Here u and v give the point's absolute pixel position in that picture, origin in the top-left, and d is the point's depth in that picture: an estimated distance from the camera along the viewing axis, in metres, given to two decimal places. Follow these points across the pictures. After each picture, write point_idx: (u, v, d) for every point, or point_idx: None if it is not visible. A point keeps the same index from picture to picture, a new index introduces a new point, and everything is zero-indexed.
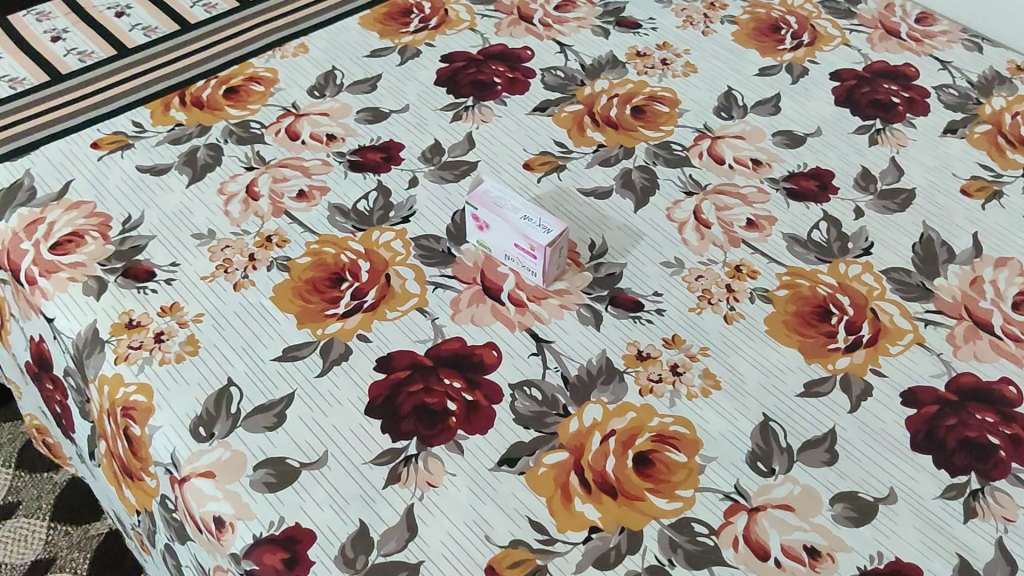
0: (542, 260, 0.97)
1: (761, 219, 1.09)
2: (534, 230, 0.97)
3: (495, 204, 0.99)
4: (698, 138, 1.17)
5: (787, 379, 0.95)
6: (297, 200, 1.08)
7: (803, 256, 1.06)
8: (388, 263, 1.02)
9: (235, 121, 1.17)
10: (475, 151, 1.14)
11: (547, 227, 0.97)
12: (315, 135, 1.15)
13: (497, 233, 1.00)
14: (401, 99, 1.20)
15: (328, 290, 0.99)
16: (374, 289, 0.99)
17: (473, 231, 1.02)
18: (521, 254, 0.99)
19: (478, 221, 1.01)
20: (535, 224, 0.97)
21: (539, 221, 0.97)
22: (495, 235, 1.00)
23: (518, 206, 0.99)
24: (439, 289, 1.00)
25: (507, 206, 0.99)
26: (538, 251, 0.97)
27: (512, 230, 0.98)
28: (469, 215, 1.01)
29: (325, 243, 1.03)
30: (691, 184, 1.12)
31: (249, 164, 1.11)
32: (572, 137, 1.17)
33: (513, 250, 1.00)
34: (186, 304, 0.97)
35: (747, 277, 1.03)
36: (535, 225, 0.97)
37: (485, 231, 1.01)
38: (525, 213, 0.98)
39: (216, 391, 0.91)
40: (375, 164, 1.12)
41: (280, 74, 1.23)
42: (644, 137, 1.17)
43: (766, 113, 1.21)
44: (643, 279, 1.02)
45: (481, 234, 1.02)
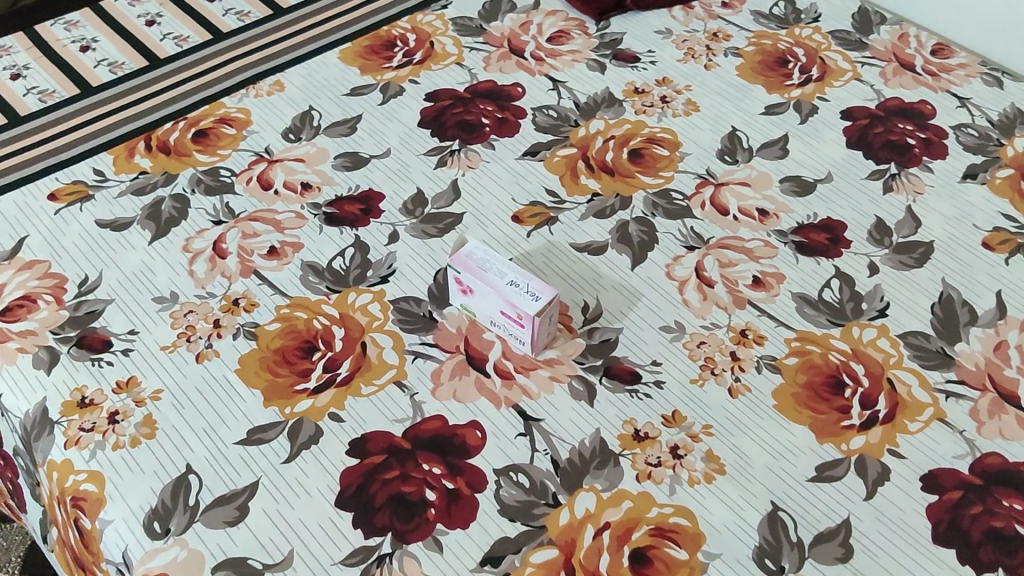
0: (530, 330, 0.90)
1: (768, 277, 1.01)
2: (521, 298, 0.89)
3: (480, 267, 0.91)
4: (700, 185, 1.09)
5: (797, 461, 0.87)
6: (267, 257, 1.00)
7: (814, 318, 0.98)
8: (364, 330, 0.94)
9: (204, 169, 1.09)
10: (460, 201, 1.06)
11: (537, 295, 0.89)
12: (289, 184, 1.07)
13: (482, 299, 0.92)
14: (382, 143, 1.13)
15: (298, 361, 0.91)
16: (348, 359, 0.92)
17: (457, 294, 0.94)
18: (508, 322, 0.91)
19: (461, 284, 0.93)
20: (523, 290, 0.89)
21: (528, 288, 0.89)
22: (480, 300, 0.92)
23: (505, 270, 0.91)
24: (419, 360, 0.92)
25: (493, 270, 0.91)
26: (526, 321, 0.89)
27: (498, 297, 0.90)
28: (452, 277, 0.94)
29: (297, 307, 0.96)
30: (692, 237, 1.04)
31: (218, 217, 1.04)
32: (565, 184, 1.09)
33: (499, 317, 0.92)
34: (144, 378, 0.90)
35: (754, 344, 0.95)
36: (523, 292, 0.89)
37: (469, 295, 0.93)
38: (513, 278, 0.90)
39: (174, 480, 0.83)
40: (353, 217, 1.04)
41: (254, 115, 1.15)
42: (642, 184, 1.09)
43: (772, 156, 1.13)
44: (641, 346, 0.95)
45: (465, 298, 0.94)
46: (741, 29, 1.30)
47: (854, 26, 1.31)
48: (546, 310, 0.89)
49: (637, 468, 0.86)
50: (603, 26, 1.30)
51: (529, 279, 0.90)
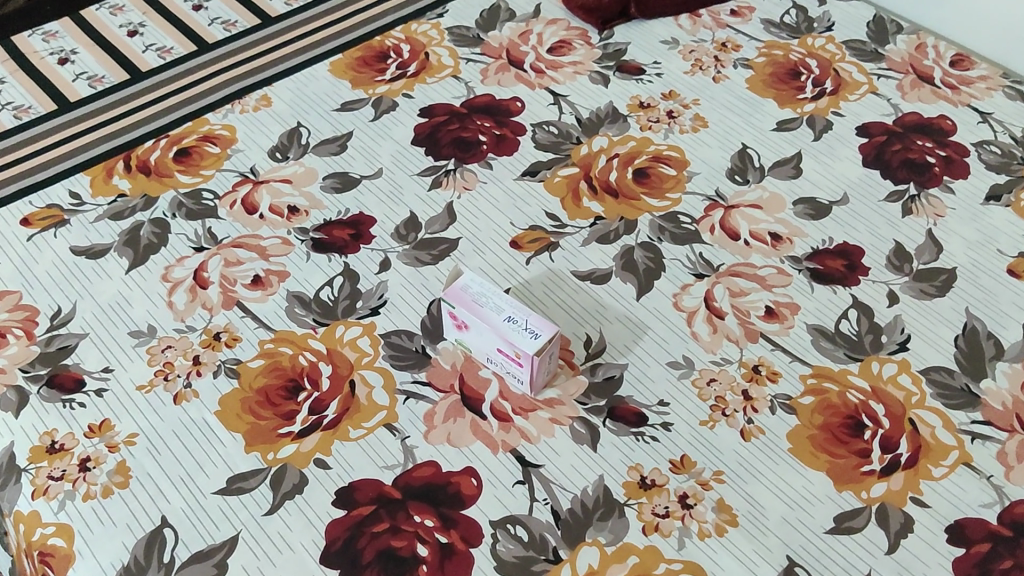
0: (530, 370, 0.84)
1: (782, 308, 0.95)
2: (520, 335, 0.83)
3: (475, 302, 0.85)
4: (709, 208, 1.04)
5: (813, 512, 0.81)
6: (251, 287, 0.94)
7: (830, 353, 0.92)
8: (353, 367, 0.88)
9: (185, 190, 1.03)
10: (456, 226, 1.01)
11: (536, 332, 0.83)
12: (274, 207, 1.02)
13: (478, 335, 0.86)
14: (373, 163, 1.07)
15: (283, 402, 0.86)
16: (336, 400, 0.86)
17: (451, 328, 0.89)
18: (505, 360, 0.86)
19: (456, 320, 0.87)
20: (521, 327, 0.84)
21: (526, 325, 0.84)
22: (476, 336, 0.87)
23: (502, 304, 0.85)
24: (411, 400, 0.87)
25: (489, 305, 0.85)
26: (525, 360, 0.84)
27: (494, 334, 0.84)
28: (445, 311, 0.88)
29: (282, 342, 0.90)
30: (701, 264, 0.98)
31: (199, 243, 0.98)
32: (566, 207, 1.03)
33: (496, 354, 0.86)
34: (118, 421, 0.85)
35: (767, 381, 0.90)
36: (521, 329, 0.84)
37: (464, 331, 0.87)
38: (510, 314, 0.84)
39: (148, 534, 0.78)
40: (342, 243, 0.98)
41: (239, 132, 1.10)
42: (648, 207, 1.03)
43: (785, 175, 1.07)
44: (647, 384, 0.89)
45: (460, 333, 0.88)
46: (751, 39, 1.24)
47: (869, 36, 1.25)
48: (546, 348, 0.83)
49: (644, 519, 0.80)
50: (606, 36, 1.24)
51: (528, 315, 0.84)
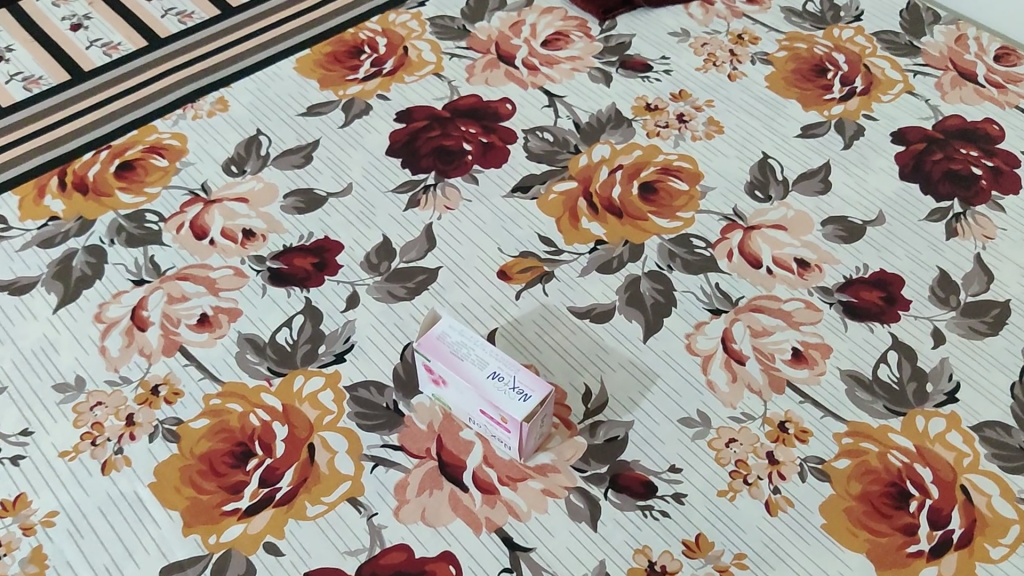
0: (517, 435, 0.72)
1: (811, 350, 0.82)
2: (507, 397, 0.71)
3: (454, 355, 0.73)
4: (726, 229, 0.90)
5: None
6: (196, 329, 0.82)
7: (867, 405, 0.79)
8: (312, 428, 0.76)
9: (126, 212, 0.90)
10: (436, 253, 0.88)
11: (524, 391, 0.71)
12: (227, 231, 0.89)
13: (458, 393, 0.74)
14: (342, 177, 0.94)
15: (228, 472, 0.73)
16: (291, 468, 0.74)
17: (426, 382, 0.76)
18: (490, 422, 0.73)
19: (432, 373, 0.75)
20: (508, 386, 0.71)
21: (513, 383, 0.71)
22: (455, 394, 0.74)
23: (486, 357, 0.72)
24: (379, 468, 0.74)
25: (470, 358, 0.73)
26: (512, 425, 0.71)
27: (476, 394, 0.72)
28: (420, 363, 0.75)
29: (231, 397, 0.77)
30: (717, 297, 0.85)
31: (139, 275, 0.85)
32: (562, 229, 0.90)
33: (479, 416, 0.74)
34: (36, 497, 0.72)
35: (795, 441, 0.77)
36: (508, 387, 0.71)
37: (442, 387, 0.75)
38: (495, 369, 0.72)
39: None
40: (303, 275, 0.86)
41: (191, 142, 0.97)
42: (655, 228, 0.90)
43: (811, 190, 0.94)
44: (656, 445, 0.76)
45: (437, 388, 0.75)
46: (770, 30, 1.10)
47: (903, 27, 1.11)
48: (536, 412, 0.70)
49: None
50: (608, 27, 1.11)
51: (516, 371, 0.72)
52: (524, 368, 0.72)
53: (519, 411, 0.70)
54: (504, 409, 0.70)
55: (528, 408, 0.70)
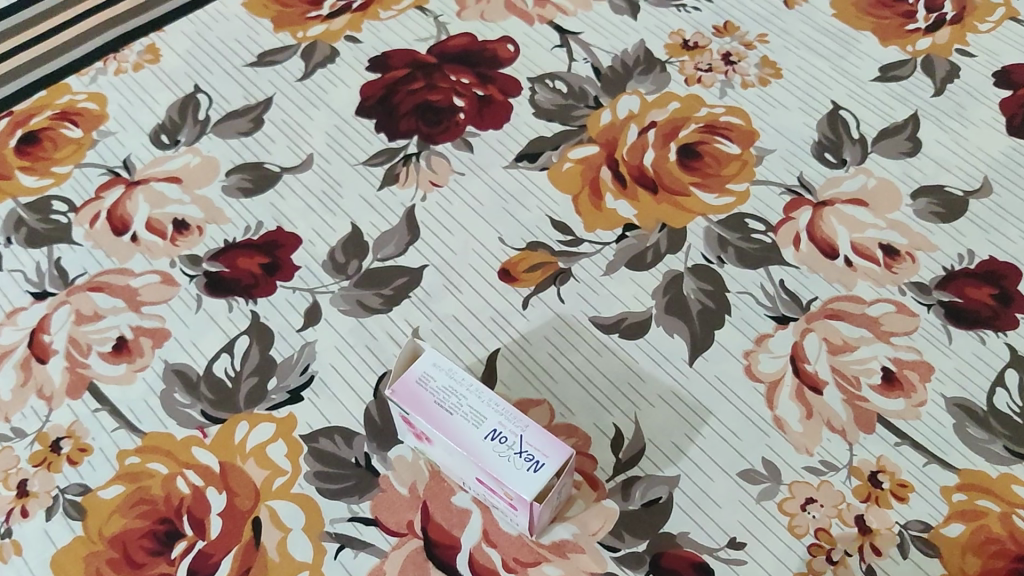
0: (526, 514, 0.53)
1: (907, 371, 0.64)
2: (510, 465, 0.52)
3: (440, 408, 0.54)
4: (791, 206, 0.71)
5: None
6: (111, 360, 0.63)
7: (982, 447, 0.61)
8: (258, 496, 0.58)
9: (28, 200, 0.71)
10: (419, 247, 0.69)
11: (535, 458, 0.52)
12: (153, 222, 0.70)
13: (447, 455, 0.55)
14: (300, 146, 0.74)
15: (148, 562, 0.56)
16: (231, 555, 0.56)
17: (405, 434, 0.58)
18: (489, 492, 0.55)
19: (411, 427, 0.56)
20: (512, 450, 0.52)
21: (519, 447, 0.53)
22: (443, 455, 0.56)
23: (482, 410, 0.54)
24: (347, 552, 0.56)
25: (462, 411, 0.54)
26: (518, 503, 0.53)
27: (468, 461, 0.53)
28: (395, 412, 0.57)
29: (152, 454, 0.59)
30: (783, 300, 0.66)
31: (40, 286, 0.67)
32: (580, 209, 0.70)
33: (475, 483, 0.55)
34: None
35: (891, 499, 0.59)
36: (512, 453, 0.53)
37: (427, 444, 0.56)
38: (494, 428, 0.53)
39: None
40: (250, 280, 0.67)
41: (112, 105, 0.77)
42: (701, 206, 0.70)
43: (896, 152, 0.74)
44: (710, 511, 0.58)
45: (419, 443, 0.57)
46: None
47: None
48: (551, 486, 0.52)
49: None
50: None
51: (523, 429, 0.53)
52: (535, 425, 0.53)
53: (527, 487, 0.51)
54: (506, 486, 0.52)
55: (541, 485, 0.51)
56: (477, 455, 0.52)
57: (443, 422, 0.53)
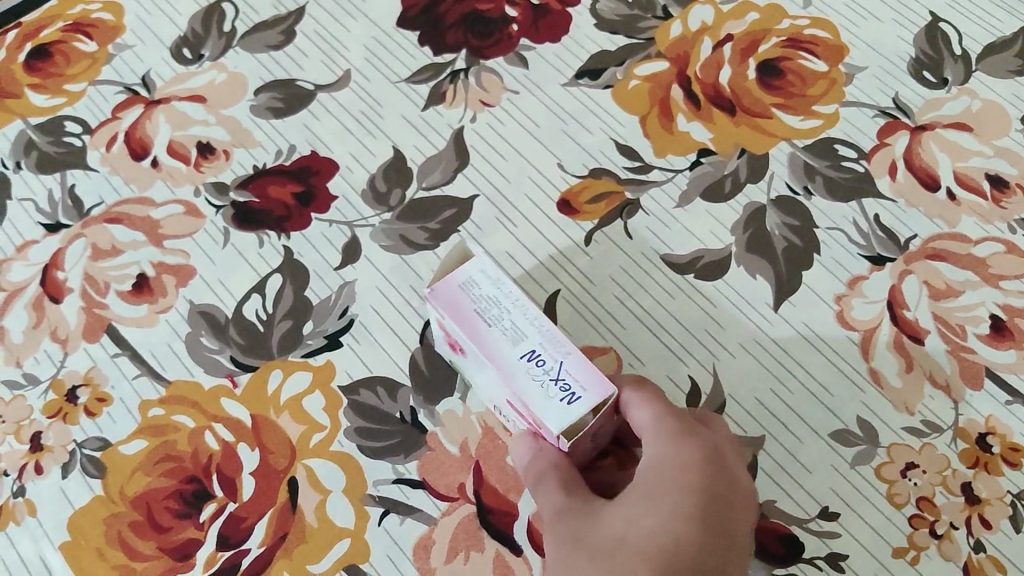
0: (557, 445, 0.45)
1: (1019, 319, 0.56)
2: (541, 391, 0.43)
3: (478, 318, 0.45)
4: (886, 130, 0.63)
5: None
6: (131, 300, 0.57)
7: None
8: (294, 454, 0.52)
9: (39, 121, 0.65)
10: (469, 174, 0.62)
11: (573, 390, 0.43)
12: (175, 146, 0.63)
13: (483, 372, 0.47)
14: (336, 62, 0.67)
15: (174, 526, 0.51)
16: (265, 520, 0.51)
17: (443, 344, 0.51)
18: (523, 416, 0.47)
19: (449, 335, 0.48)
20: (547, 375, 0.44)
21: (557, 373, 0.44)
22: (482, 371, 0.48)
23: (524, 327, 0.45)
24: (394, 518, 0.51)
25: (501, 325, 0.45)
26: (548, 434, 0.44)
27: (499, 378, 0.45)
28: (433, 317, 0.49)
29: (177, 405, 0.54)
30: (878, 237, 0.59)
31: (53, 218, 0.60)
32: (649, 132, 0.63)
33: (509, 403, 0.47)
34: None
35: (1003, 466, 0.52)
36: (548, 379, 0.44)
37: (463, 355, 0.48)
38: (533, 348, 0.44)
39: None
40: (281, 210, 0.60)
41: (129, 16, 0.69)
42: (784, 129, 0.63)
43: (1005, 70, 0.65)
44: (798, 477, 0.52)
45: (458, 353, 0.50)
46: None
47: None
48: (587, 422, 0.43)
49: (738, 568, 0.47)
50: None
51: (565, 354, 0.44)
52: (579, 352, 0.44)
53: (556, 418, 0.43)
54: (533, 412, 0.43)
55: (573, 419, 0.42)
56: (509, 377, 0.44)
57: (476, 333, 0.45)
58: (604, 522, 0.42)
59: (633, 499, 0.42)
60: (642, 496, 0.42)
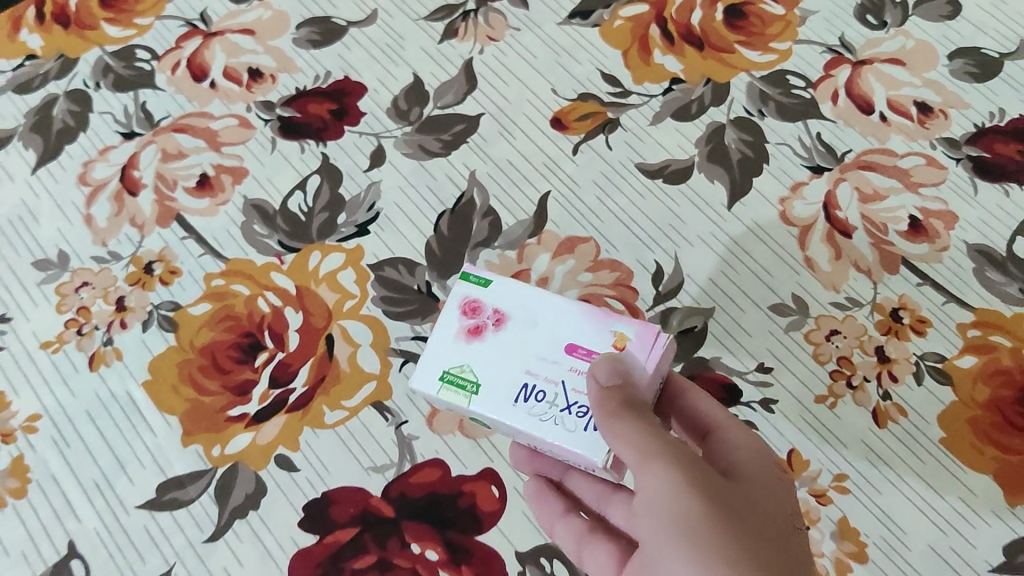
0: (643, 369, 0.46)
1: (933, 218, 0.68)
2: None
3: None
4: (832, 64, 0.74)
5: (976, 538, 0.58)
6: (195, 194, 0.69)
7: (1000, 289, 0.65)
8: (331, 316, 0.64)
9: (114, 48, 0.77)
10: (477, 96, 0.73)
11: None
12: (230, 71, 0.75)
13: (528, 335, 0.48)
14: (365, 2, 0.78)
15: (234, 369, 0.62)
16: (307, 365, 0.62)
17: (447, 353, 0.49)
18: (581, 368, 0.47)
19: (473, 317, 0.49)
20: None
21: None
22: (520, 336, 0.48)
23: None
24: (411, 366, 0.63)
25: None
26: (639, 347, 0.47)
27: (568, 317, 0.49)
28: (450, 308, 0.50)
29: (235, 277, 0.66)
30: (819, 151, 0.70)
31: (129, 127, 0.72)
32: (630, 63, 0.74)
33: (565, 356, 0.47)
34: (17, 395, 0.63)
35: (910, 334, 0.64)
36: None
37: (501, 326, 0.49)
38: None
39: (50, 568, 0.57)
40: (320, 125, 0.72)
41: None
42: (744, 62, 0.74)
43: (936, 15, 0.76)
44: (741, 339, 0.64)
45: (472, 347, 0.49)
46: None
47: None
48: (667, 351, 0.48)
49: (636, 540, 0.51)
50: None
51: None
52: None
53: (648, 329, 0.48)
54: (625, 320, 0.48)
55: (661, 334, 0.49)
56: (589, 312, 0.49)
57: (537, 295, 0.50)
58: (739, 494, 0.43)
59: (755, 487, 0.44)
60: (766, 485, 0.45)
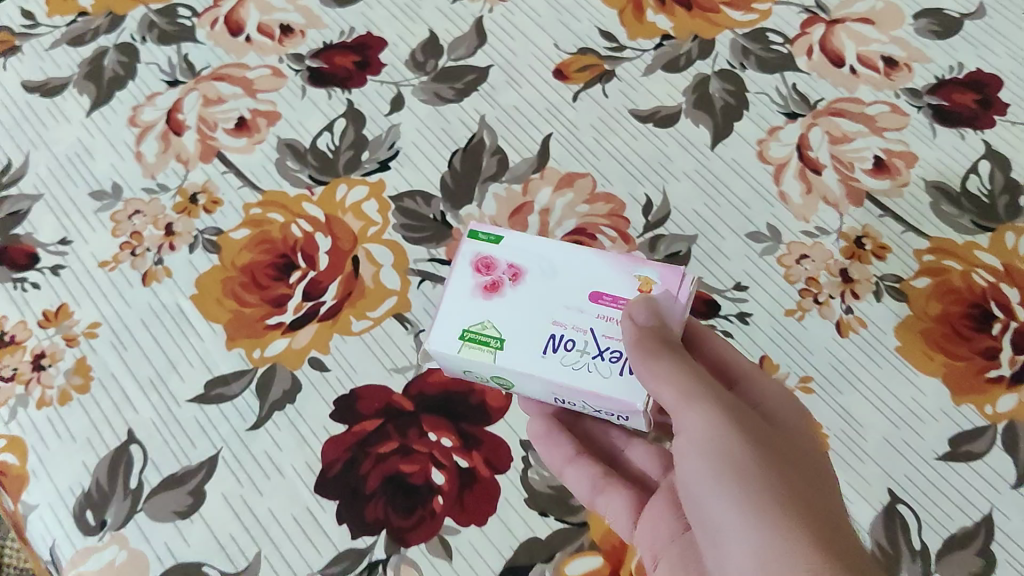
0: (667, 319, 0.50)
1: (895, 158, 0.75)
2: None
3: None
4: (807, 23, 0.82)
5: (924, 432, 0.65)
6: (234, 134, 0.77)
7: (953, 220, 0.73)
8: (356, 240, 0.72)
9: (158, 7, 0.85)
10: (486, 50, 0.81)
11: None
12: (264, 26, 0.83)
13: (548, 286, 0.52)
14: None
15: (271, 284, 0.70)
16: (336, 282, 0.70)
17: (469, 309, 0.52)
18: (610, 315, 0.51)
19: (489, 274, 0.53)
20: None
21: None
22: (540, 285, 0.53)
23: None
24: (427, 284, 0.71)
25: None
26: (666, 288, 0.52)
27: (587, 266, 0.53)
28: (465, 270, 0.53)
29: (271, 207, 0.74)
30: (794, 99, 0.78)
31: (173, 76, 0.80)
32: (625, 21, 0.82)
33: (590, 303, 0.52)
34: (78, 306, 0.71)
35: (872, 258, 0.71)
36: None
37: (518, 279, 0.53)
38: None
39: (112, 452, 0.65)
40: (345, 75, 0.80)
41: None
42: (728, 21, 0.82)
43: None
44: (721, 262, 0.72)
45: (491, 303, 0.52)
46: None
47: None
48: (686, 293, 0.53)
49: (643, 484, 0.58)
50: None
51: None
52: None
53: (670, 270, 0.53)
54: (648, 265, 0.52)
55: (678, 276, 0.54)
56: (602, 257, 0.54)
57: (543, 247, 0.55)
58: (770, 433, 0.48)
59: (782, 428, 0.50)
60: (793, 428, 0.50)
